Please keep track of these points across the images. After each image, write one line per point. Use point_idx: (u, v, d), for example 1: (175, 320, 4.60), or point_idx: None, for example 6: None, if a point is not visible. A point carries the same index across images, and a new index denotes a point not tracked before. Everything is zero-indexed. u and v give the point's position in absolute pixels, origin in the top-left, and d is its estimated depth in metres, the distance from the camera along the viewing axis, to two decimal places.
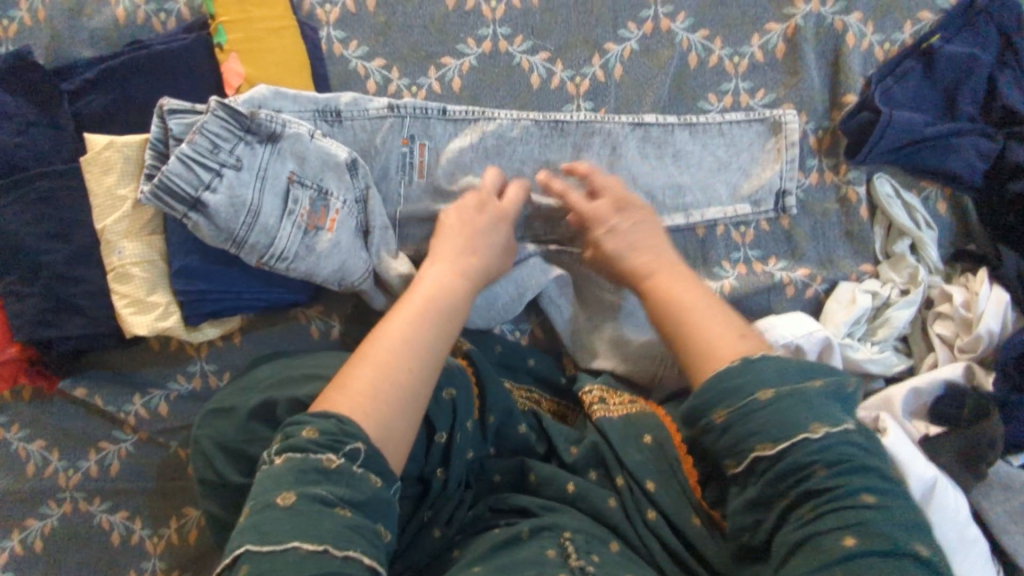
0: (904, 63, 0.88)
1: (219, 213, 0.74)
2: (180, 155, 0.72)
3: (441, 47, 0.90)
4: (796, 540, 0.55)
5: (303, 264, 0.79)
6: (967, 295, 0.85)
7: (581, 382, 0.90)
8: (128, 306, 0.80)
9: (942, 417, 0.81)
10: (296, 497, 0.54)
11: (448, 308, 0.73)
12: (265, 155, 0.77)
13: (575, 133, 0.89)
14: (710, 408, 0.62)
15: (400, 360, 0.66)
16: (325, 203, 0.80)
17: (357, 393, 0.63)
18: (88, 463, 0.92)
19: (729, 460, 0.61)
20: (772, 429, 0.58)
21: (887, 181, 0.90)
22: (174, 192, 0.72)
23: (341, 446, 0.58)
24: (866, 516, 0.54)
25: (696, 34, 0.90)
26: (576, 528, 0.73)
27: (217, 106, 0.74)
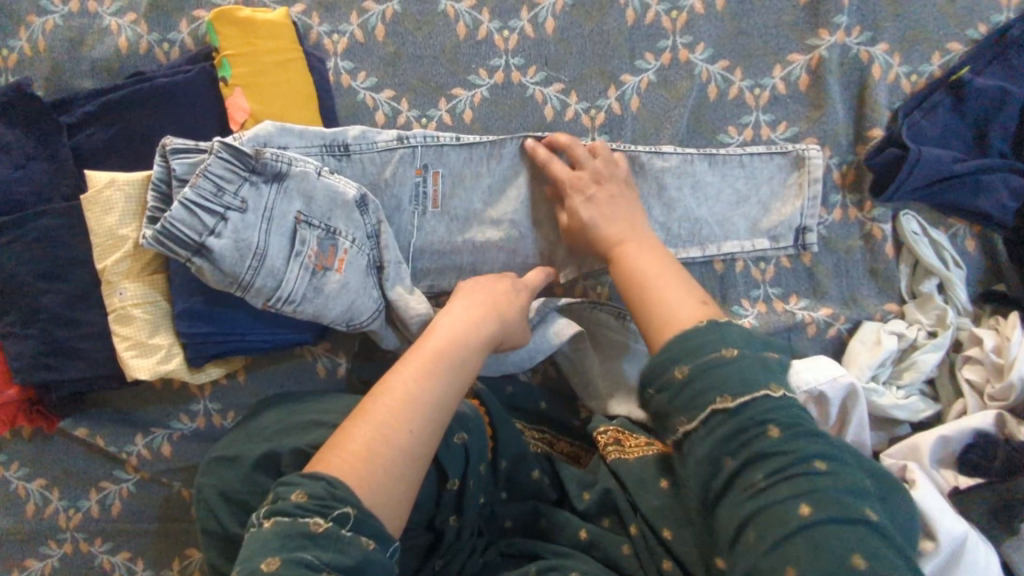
0: (932, 96, 0.85)
1: (224, 258, 0.71)
2: (183, 200, 0.69)
3: (451, 79, 0.88)
4: (751, 509, 0.52)
5: (311, 306, 0.76)
6: (999, 339, 0.81)
7: (595, 424, 0.86)
8: (128, 349, 0.78)
9: (970, 467, 0.76)
10: (280, 564, 0.52)
11: (461, 363, 0.69)
12: (272, 194, 0.75)
13: None
14: (675, 366, 0.59)
15: (406, 415, 0.63)
16: (334, 242, 0.78)
17: (354, 452, 0.60)
18: (88, 502, 0.90)
19: (680, 418, 0.58)
20: (732, 384, 0.56)
21: (914, 219, 0.86)
22: (177, 238, 0.69)
23: (330, 511, 0.55)
24: (823, 484, 0.51)
25: (715, 65, 0.87)
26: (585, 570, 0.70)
27: (220, 148, 0.72)
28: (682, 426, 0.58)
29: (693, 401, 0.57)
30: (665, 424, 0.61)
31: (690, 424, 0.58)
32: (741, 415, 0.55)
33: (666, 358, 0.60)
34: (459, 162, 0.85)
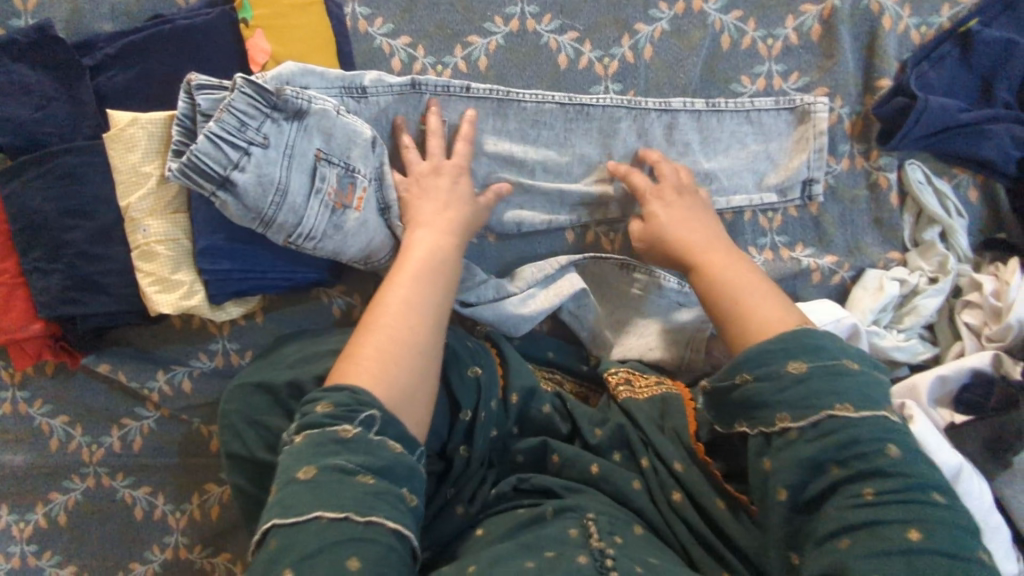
0: (940, 47, 0.87)
1: (247, 192, 0.74)
2: (208, 133, 0.71)
3: (467, 26, 0.89)
4: (854, 520, 0.54)
5: (330, 243, 0.79)
6: (998, 284, 0.83)
7: (605, 365, 0.89)
8: (151, 284, 0.80)
9: (965, 406, 0.79)
10: (316, 469, 0.54)
11: (445, 266, 0.74)
12: (292, 131, 0.76)
13: (601, 113, 0.87)
14: (787, 358, 0.62)
15: (404, 325, 0.66)
16: (353, 181, 0.79)
17: (367, 364, 0.63)
18: (110, 439, 0.92)
19: (782, 412, 0.60)
20: (854, 396, 0.59)
21: (919, 168, 0.88)
22: (202, 171, 0.71)
23: (356, 415, 0.57)
24: (934, 515, 0.54)
25: (729, 15, 0.88)
26: (599, 510, 0.72)
27: (243, 83, 0.73)
28: (780, 420, 0.60)
29: (783, 391, 0.61)
30: (758, 414, 0.62)
31: (794, 418, 0.60)
32: (847, 432, 0.57)
33: (780, 354, 0.62)
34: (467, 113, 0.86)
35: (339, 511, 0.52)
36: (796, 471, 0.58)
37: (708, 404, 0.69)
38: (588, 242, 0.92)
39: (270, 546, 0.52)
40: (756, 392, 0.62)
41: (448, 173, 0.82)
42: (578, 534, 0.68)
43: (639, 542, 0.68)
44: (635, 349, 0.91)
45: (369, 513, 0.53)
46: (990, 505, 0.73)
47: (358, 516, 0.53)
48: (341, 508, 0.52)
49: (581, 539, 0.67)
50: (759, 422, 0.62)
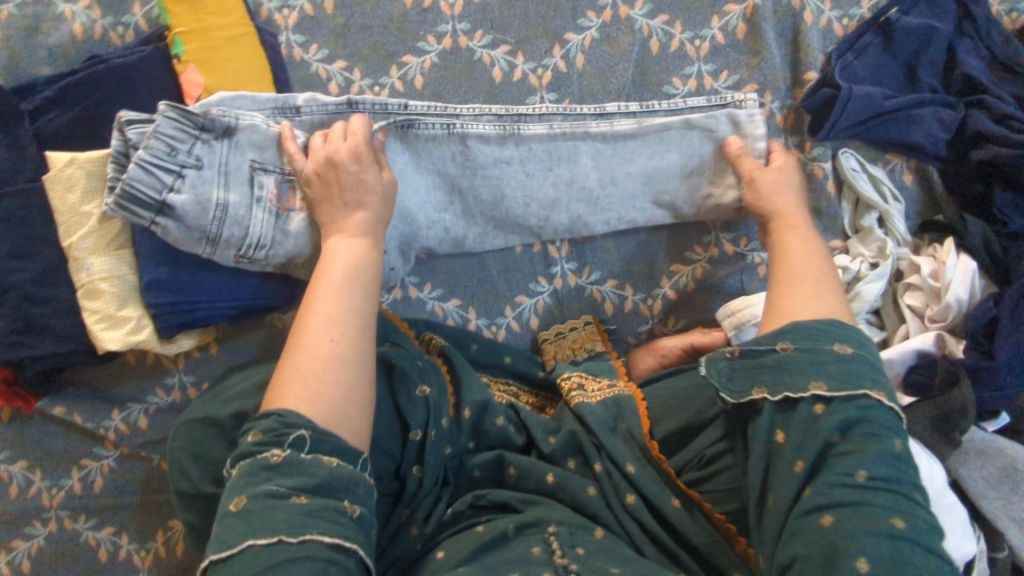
0: (863, 37, 0.89)
1: (186, 213, 0.76)
2: (138, 162, 0.74)
3: (401, 46, 0.90)
4: (843, 499, 0.59)
5: (281, 249, 0.81)
6: (935, 265, 0.85)
7: (558, 371, 0.89)
8: (96, 322, 0.80)
9: (913, 388, 0.81)
10: (247, 499, 0.56)
11: (365, 265, 0.72)
12: (223, 149, 0.79)
13: (541, 123, 0.87)
14: (830, 342, 0.68)
15: (326, 336, 0.65)
16: (292, 185, 0.82)
17: (293, 383, 0.62)
18: (71, 480, 0.92)
19: (819, 380, 0.66)
20: (839, 380, 0.65)
21: (852, 156, 0.90)
22: (138, 199, 0.74)
23: (285, 438, 0.58)
24: (914, 508, 0.60)
25: (655, 20, 0.90)
26: (559, 520, 0.73)
27: (166, 109, 0.76)
28: (814, 387, 0.65)
29: (822, 363, 0.67)
30: (790, 379, 0.67)
31: (829, 389, 0.65)
32: (865, 417, 0.64)
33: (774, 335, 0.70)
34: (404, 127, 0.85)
35: (271, 536, 0.54)
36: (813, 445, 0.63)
37: (722, 370, 0.73)
38: (536, 251, 0.93)
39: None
40: (795, 360, 0.68)
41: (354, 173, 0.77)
42: (540, 552, 0.68)
43: (603, 546, 0.69)
44: (587, 351, 0.91)
45: (302, 532, 0.55)
46: (942, 483, 0.74)
47: (291, 538, 0.54)
48: (272, 534, 0.54)
49: (545, 557, 0.67)
50: (789, 387, 0.67)
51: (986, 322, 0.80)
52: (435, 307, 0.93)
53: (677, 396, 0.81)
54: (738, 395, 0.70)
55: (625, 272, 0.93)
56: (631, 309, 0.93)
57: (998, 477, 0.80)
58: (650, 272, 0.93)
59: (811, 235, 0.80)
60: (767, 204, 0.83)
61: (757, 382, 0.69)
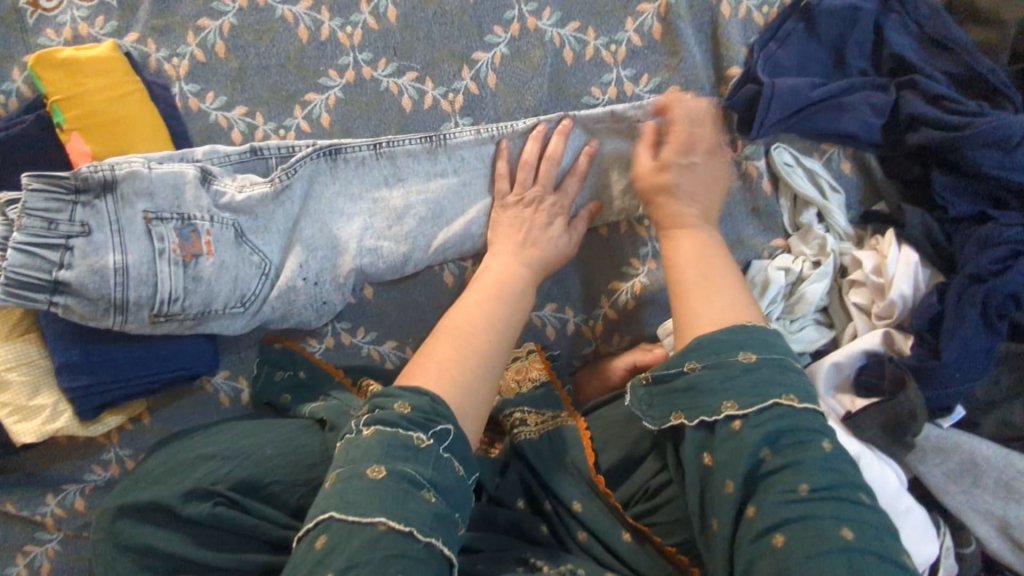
0: (785, 24, 0.85)
1: (84, 286, 0.71)
2: (16, 245, 0.69)
3: (302, 84, 0.85)
4: (786, 514, 0.54)
5: (197, 297, 0.76)
6: (878, 259, 0.82)
7: (504, 406, 0.83)
8: (9, 416, 0.77)
9: (866, 389, 0.78)
10: (386, 472, 0.53)
11: (518, 292, 0.75)
12: (108, 207, 0.73)
13: (463, 142, 0.84)
14: (734, 351, 0.63)
15: (479, 332, 0.68)
16: (193, 227, 0.76)
17: (437, 362, 0.64)
18: (16, 569, 0.87)
19: (728, 400, 0.61)
20: (749, 395, 0.60)
21: (785, 150, 0.86)
22: (27, 283, 0.69)
23: (432, 427, 0.57)
24: (864, 513, 0.54)
25: (566, 28, 0.85)
26: (532, 549, 0.69)
27: (31, 180, 0.70)
28: (726, 409, 0.60)
29: (730, 378, 0.62)
30: (703, 400, 0.62)
31: (742, 406, 0.60)
32: (786, 424, 0.59)
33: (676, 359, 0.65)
34: (334, 164, 0.83)
35: (402, 524, 0.51)
36: (742, 461, 0.58)
37: (641, 397, 0.68)
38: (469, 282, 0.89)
39: (320, 539, 0.50)
40: (703, 379, 0.63)
41: (546, 205, 0.82)
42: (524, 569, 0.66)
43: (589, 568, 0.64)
44: (531, 382, 0.85)
45: (430, 534, 0.52)
46: (896, 488, 0.71)
47: (421, 536, 0.51)
48: (401, 523, 0.51)
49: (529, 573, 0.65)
50: (704, 410, 0.62)
51: (931, 320, 0.76)
52: (371, 352, 0.89)
53: (618, 423, 0.78)
54: (658, 422, 0.66)
55: (563, 294, 0.89)
56: (573, 331, 0.89)
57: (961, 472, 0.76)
58: (589, 292, 0.89)
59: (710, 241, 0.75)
60: (665, 203, 0.78)
61: (673, 408, 0.64)
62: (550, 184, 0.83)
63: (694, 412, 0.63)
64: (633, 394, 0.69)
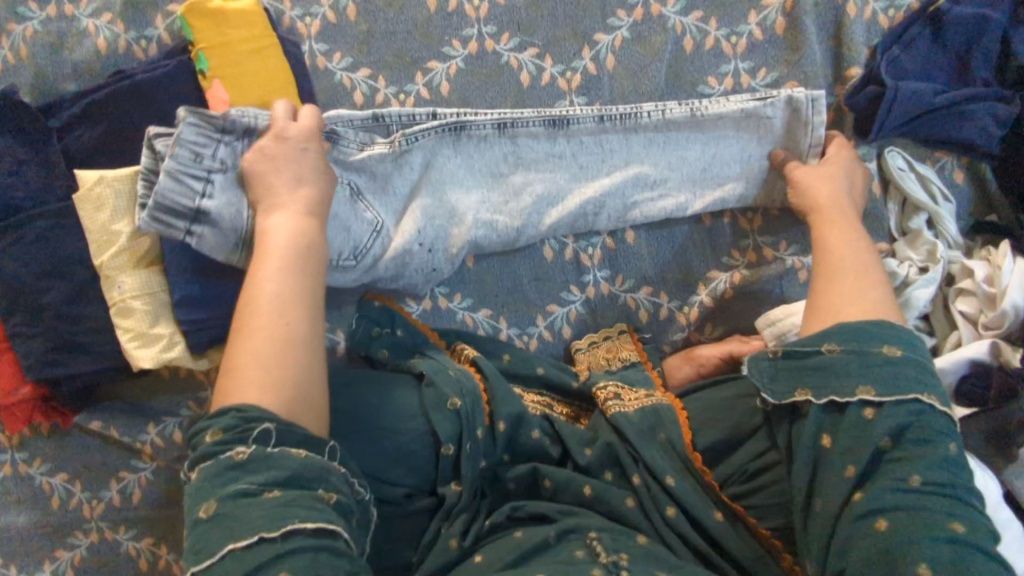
0: (910, 30, 0.84)
1: (221, 218, 0.75)
2: (167, 171, 0.73)
3: (426, 52, 0.88)
4: (895, 503, 0.56)
5: None
6: (990, 269, 0.82)
7: (594, 380, 0.86)
8: (130, 340, 0.81)
9: (968, 399, 0.77)
10: (216, 503, 0.54)
11: (311, 248, 0.69)
12: (246, 149, 0.77)
13: (586, 127, 0.85)
14: (878, 341, 0.65)
15: (288, 313, 0.64)
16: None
17: (256, 370, 0.60)
18: (109, 493, 0.93)
19: (865, 385, 0.62)
20: (884, 383, 0.62)
21: (899, 155, 0.86)
22: (171, 210, 0.73)
23: (248, 436, 0.56)
24: (970, 512, 0.57)
25: (689, 17, 0.86)
26: (600, 527, 0.72)
27: (187, 114, 0.74)
28: (862, 392, 0.62)
29: (870, 366, 0.63)
30: (837, 381, 0.63)
31: (878, 394, 0.61)
32: (915, 422, 0.60)
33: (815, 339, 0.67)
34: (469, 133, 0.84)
35: (249, 536, 0.52)
36: (857, 449, 0.60)
37: (764, 369, 0.69)
38: (567, 259, 0.91)
39: None
40: (841, 362, 0.64)
41: (294, 139, 0.75)
42: (584, 554, 0.67)
43: (646, 552, 0.67)
44: (621, 361, 0.89)
45: (281, 525, 0.52)
46: (996, 497, 0.70)
47: (271, 533, 0.52)
48: (251, 534, 0.52)
49: (588, 559, 0.66)
50: (836, 390, 0.63)
51: None
52: (465, 318, 0.91)
53: (714, 406, 0.79)
54: (780, 395, 0.67)
55: (659, 279, 0.91)
56: (665, 316, 0.92)
57: None
58: (685, 279, 0.90)
59: (853, 227, 0.77)
60: (805, 194, 0.81)
61: (801, 384, 0.66)
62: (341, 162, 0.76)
63: (824, 391, 0.64)
64: (755, 364, 0.70)
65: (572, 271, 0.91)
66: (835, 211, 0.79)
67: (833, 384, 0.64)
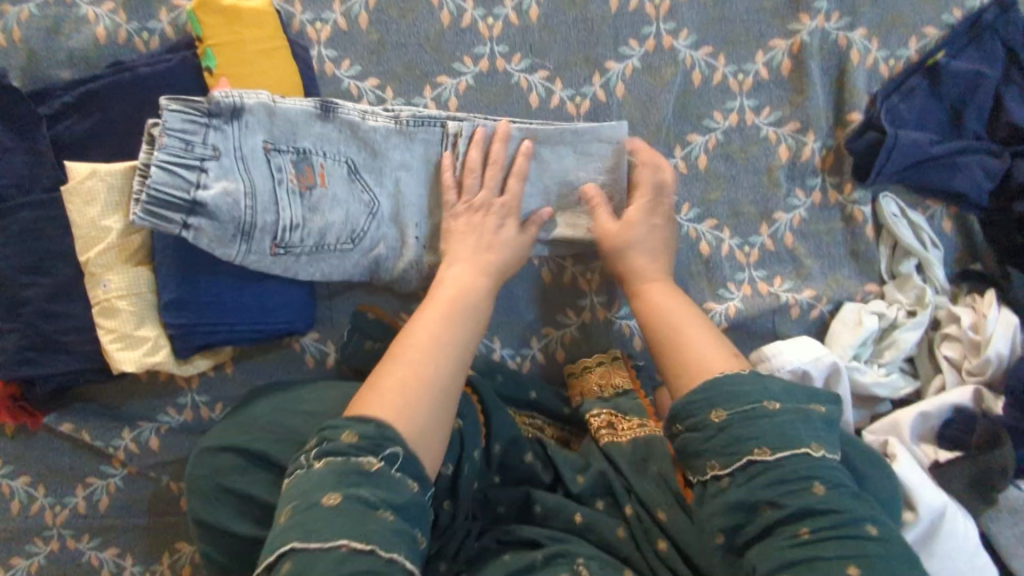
0: (909, 80, 0.87)
1: (218, 209, 0.73)
2: (158, 163, 0.71)
3: (436, 66, 0.87)
4: (789, 559, 0.52)
5: (313, 227, 0.79)
6: (975, 317, 0.85)
7: (587, 407, 0.87)
8: (112, 342, 0.77)
9: (949, 442, 0.80)
10: (342, 497, 0.51)
11: (475, 307, 0.72)
12: (235, 134, 0.75)
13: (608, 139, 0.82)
14: (707, 408, 0.60)
15: (435, 352, 0.65)
16: (309, 162, 0.79)
17: (390, 388, 0.61)
18: (74, 499, 0.88)
19: (711, 460, 0.58)
20: (746, 443, 0.57)
21: (893, 201, 0.89)
22: (166, 202, 0.71)
23: (382, 449, 0.55)
24: (869, 550, 0.51)
25: (699, 51, 0.88)
26: (590, 555, 0.69)
27: (169, 102, 0.72)
28: (711, 468, 0.58)
29: (715, 437, 0.58)
30: (698, 461, 0.60)
31: (722, 466, 0.57)
32: (784, 473, 0.55)
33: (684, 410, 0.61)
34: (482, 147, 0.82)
35: (363, 542, 0.49)
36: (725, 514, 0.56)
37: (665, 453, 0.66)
38: (565, 283, 0.92)
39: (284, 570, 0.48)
40: (697, 439, 0.59)
41: (498, 212, 0.80)
42: None
43: None
44: (614, 389, 0.87)
45: (391, 549, 0.50)
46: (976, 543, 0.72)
47: (381, 551, 0.49)
48: (366, 540, 0.49)
49: None
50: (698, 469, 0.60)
51: None
52: None
53: None
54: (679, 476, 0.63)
55: None
56: None
57: None
58: None
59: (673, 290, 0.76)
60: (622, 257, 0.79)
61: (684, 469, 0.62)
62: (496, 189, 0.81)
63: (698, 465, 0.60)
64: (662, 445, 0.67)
65: (569, 295, 0.92)
66: (653, 275, 0.78)
67: (703, 451, 0.59)
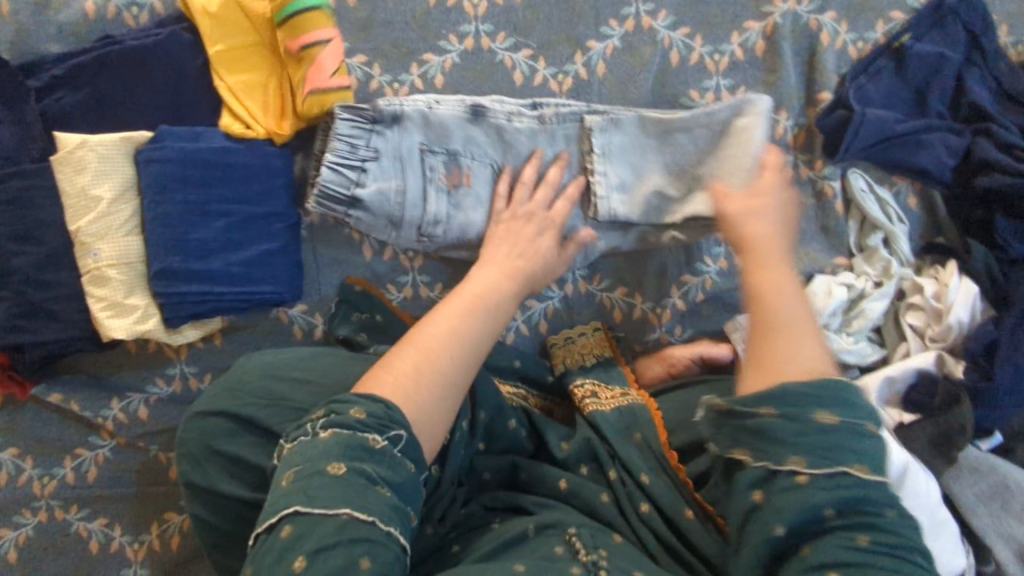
0: (877, 61, 0.91)
1: (372, 203, 0.83)
2: (328, 163, 0.82)
3: (422, 44, 0.90)
4: (845, 558, 0.51)
5: (456, 224, 0.86)
6: (938, 287, 0.89)
7: (570, 377, 0.89)
8: (103, 309, 0.79)
9: (913, 405, 0.85)
10: (346, 469, 0.52)
11: (497, 305, 0.70)
12: (394, 138, 0.84)
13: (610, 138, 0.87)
14: (812, 408, 0.55)
15: (447, 348, 0.63)
16: (458, 162, 0.86)
17: (403, 375, 0.60)
18: (63, 470, 0.89)
19: (796, 456, 0.54)
20: (836, 453, 0.53)
21: (861, 176, 0.93)
22: (332, 197, 0.82)
23: (386, 431, 0.55)
24: (916, 572, 0.51)
25: (677, 32, 0.91)
26: (580, 524, 0.70)
27: (341, 109, 0.81)
28: (792, 463, 0.54)
29: (804, 432, 0.54)
30: (771, 447, 0.55)
31: (807, 465, 0.53)
32: (862, 491, 0.53)
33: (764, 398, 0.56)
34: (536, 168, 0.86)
35: (365, 514, 0.50)
36: (798, 512, 0.52)
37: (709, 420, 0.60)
38: None
39: (285, 533, 0.50)
40: (779, 426, 0.55)
41: (540, 219, 0.82)
42: (563, 551, 0.65)
43: (624, 551, 0.66)
44: (595, 357, 0.91)
45: (389, 523, 0.51)
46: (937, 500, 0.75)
47: (381, 524, 0.51)
48: (367, 513, 0.50)
49: (569, 556, 0.64)
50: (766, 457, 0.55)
51: (985, 345, 0.84)
52: None
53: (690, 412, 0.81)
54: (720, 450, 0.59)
55: (635, 281, 0.94)
56: (638, 317, 0.95)
57: (990, 495, 0.81)
58: (661, 281, 0.94)
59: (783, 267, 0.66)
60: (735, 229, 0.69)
61: (738, 445, 0.57)
62: (544, 202, 0.83)
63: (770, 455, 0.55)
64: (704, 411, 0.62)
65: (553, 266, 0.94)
66: (766, 243, 0.67)
67: (783, 446, 0.55)
